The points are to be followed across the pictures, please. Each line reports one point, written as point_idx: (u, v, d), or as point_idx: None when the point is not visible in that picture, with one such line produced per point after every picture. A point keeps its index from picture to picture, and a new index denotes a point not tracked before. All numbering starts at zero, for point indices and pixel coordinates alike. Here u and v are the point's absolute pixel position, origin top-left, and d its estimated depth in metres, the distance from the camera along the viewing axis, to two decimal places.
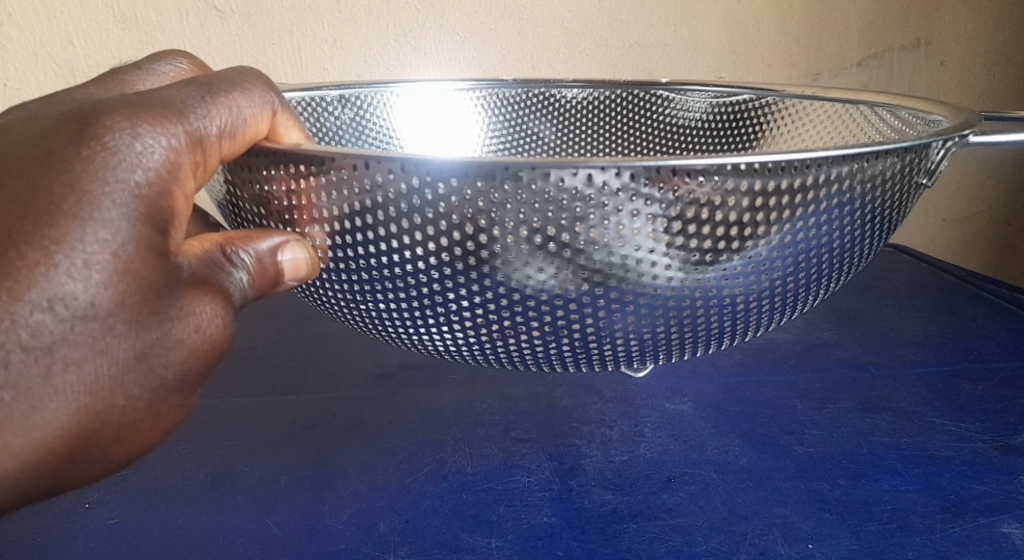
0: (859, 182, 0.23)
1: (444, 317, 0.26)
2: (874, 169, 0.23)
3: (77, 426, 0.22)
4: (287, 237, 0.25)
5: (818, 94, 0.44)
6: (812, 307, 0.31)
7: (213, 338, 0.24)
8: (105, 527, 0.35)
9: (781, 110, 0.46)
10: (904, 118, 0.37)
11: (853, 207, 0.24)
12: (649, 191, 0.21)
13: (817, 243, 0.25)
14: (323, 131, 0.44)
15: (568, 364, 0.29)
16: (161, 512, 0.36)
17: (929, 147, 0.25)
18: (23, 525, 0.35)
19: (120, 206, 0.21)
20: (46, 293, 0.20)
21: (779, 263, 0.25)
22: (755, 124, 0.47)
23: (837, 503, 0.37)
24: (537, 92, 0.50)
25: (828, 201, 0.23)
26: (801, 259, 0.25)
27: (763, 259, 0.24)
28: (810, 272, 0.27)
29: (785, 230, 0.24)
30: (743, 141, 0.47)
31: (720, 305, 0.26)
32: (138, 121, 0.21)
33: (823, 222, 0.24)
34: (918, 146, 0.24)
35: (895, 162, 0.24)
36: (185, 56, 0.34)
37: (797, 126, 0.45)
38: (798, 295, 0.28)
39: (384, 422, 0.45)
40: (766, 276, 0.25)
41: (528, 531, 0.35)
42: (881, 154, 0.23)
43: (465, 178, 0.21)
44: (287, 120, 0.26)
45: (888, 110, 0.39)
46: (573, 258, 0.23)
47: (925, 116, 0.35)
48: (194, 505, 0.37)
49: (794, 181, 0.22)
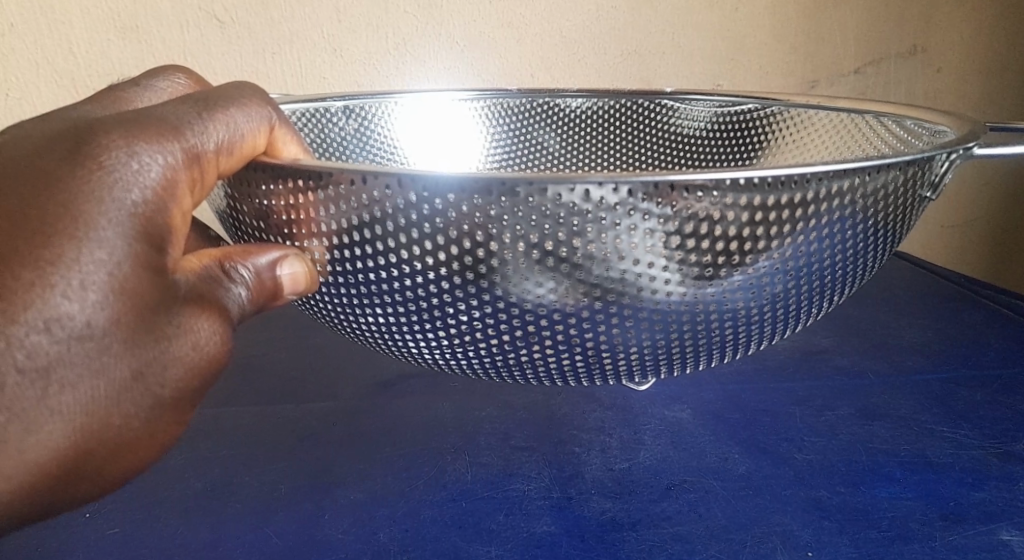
0: (861, 195, 0.23)
1: (444, 330, 0.26)
2: (876, 182, 0.23)
3: (73, 446, 0.22)
4: (286, 251, 0.25)
5: (824, 104, 0.44)
6: (815, 319, 0.31)
7: (211, 355, 0.24)
8: (106, 539, 0.35)
9: (785, 121, 0.46)
10: (910, 127, 0.37)
11: (855, 220, 0.24)
12: (647, 205, 0.21)
13: (818, 257, 0.25)
14: (325, 144, 0.44)
15: (569, 377, 0.28)
16: (162, 523, 0.36)
17: (934, 160, 0.25)
18: (24, 537, 0.35)
19: (117, 226, 0.21)
20: (41, 315, 0.20)
21: (779, 276, 0.25)
22: (760, 133, 0.47)
23: (835, 510, 0.37)
24: (541, 102, 0.50)
25: (830, 215, 0.23)
26: (803, 272, 0.25)
27: (764, 273, 0.24)
28: (811, 285, 0.26)
29: (786, 244, 0.24)
30: (748, 151, 0.47)
31: (722, 318, 0.26)
32: (134, 139, 0.21)
33: (824, 236, 0.24)
34: (920, 159, 0.24)
35: (897, 175, 0.24)
36: (183, 70, 0.34)
37: (803, 137, 0.45)
38: (801, 308, 0.28)
39: (384, 431, 0.45)
40: (767, 289, 0.25)
41: (528, 540, 0.35)
42: (883, 168, 0.23)
43: (463, 193, 0.21)
44: (286, 133, 0.26)
45: (895, 119, 0.39)
46: (571, 273, 0.23)
47: (931, 126, 0.35)
48: (194, 516, 0.37)
49: (794, 195, 0.22)
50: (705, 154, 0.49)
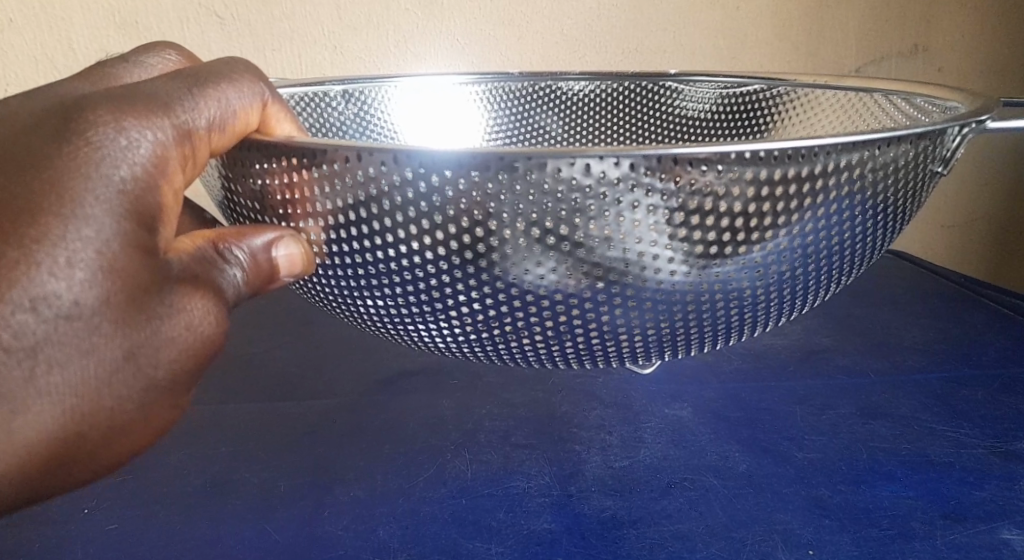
0: (870, 170, 0.23)
1: (443, 313, 0.26)
2: (886, 156, 0.23)
3: (64, 430, 0.22)
4: (281, 232, 0.24)
5: (830, 82, 0.44)
6: (823, 301, 0.30)
7: (205, 336, 0.23)
8: (104, 534, 0.35)
9: (793, 100, 0.45)
10: (920, 105, 0.37)
11: (864, 196, 0.24)
12: (650, 181, 0.21)
13: (825, 236, 0.25)
14: (323, 127, 0.44)
15: (571, 361, 0.28)
16: (159, 519, 0.36)
17: (945, 133, 0.25)
18: (21, 532, 0.35)
19: (104, 203, 0.20)
20: (27, 294, 0.20)
21: (786, 256, 0.25)
22: (765, 113, 0.47)
23: (836, 509, 0.37)
24: (543, 85, 0.50)
25: (838, 191, 0.23)
26: (810, 251, 0.25)
27: (770, 253, 0.24)
28: (819, 265, 0.26)
29: (793, 221, 0.23)
30: (753, 130, 0.47)
31: (727, 300, 0.25)
32: (122, 116, 0.21)
33: (832, 213, 0.24)
34: (931, 132, 0.23)
35: (907, 149, 0.24)
36: (174, 49, 0.33)
37: (808, 116, 0.44)
38: (809, 288, 0.27)
39: (383, 427, 0.44)
40: (773, 270, 0.25)
41: (527, 537, 0.35)
42: (893, 141, 0.22)
43: (461, 169, 0.21)
44: (279, 111, 0.26)
45: (904, 97, 0.38)
46: (572, 252, 0.22)
47: (942, 103, 0.34)
48: (192, 512, 0.36)
49: (802, 169, 0.21)
50: (709, 135, 0.48)
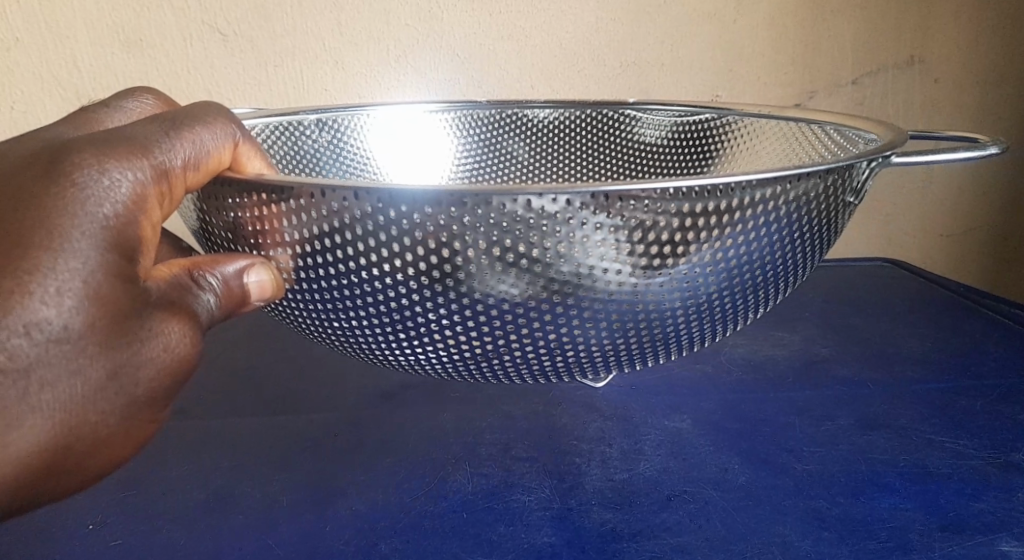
0: (784, 202, 0.24)
1: (399, 333, 0.27)
2: (798, 190, 0.24)
3: (53, 441, 0.23)
4: (252, 260, 0.26)
5: (773, 113, 0.45)
6: (755, 318, 0.32)
7: (183, 357, 0.25)
8: (109, 549, 0.36)
9: (740, 130, 0.47)
10: (848, 137, 0.38)
11: (781, 225, 0.25)
12: (587, 214, 0.22)
13: (749, 260, 0.26)
14: (295, 157, 0.46)
15: (523, 376, 0.29)
16: (164, 535, 0.37)
17: (854, 168, 0.26)
18: (32, 548, 0.36)
19: (89, 238, 0.22)
20: (22, 320, 0.21)
21: (712, 277, 0.26)
22: (715, 142, 0.48)
23: (833, 521, 0.37)
24: (510, 113, 0.51)
25: (755, 221, 0.24)
26: (735, 274, 0.26)
27: (698, 274, 0.25)
28: (745, 286, 0.27)
29: (716, 247, 0.25)
30: (704, 159, 0.48)
31: (661, 318, 0.27)
32: (105, 158, 0.23)
33: (754, 240, 0.25)
34: (840, 167, 0.25)
35: (818, 182, 0.25)
36: (150, 92, 0.35)
37: (755, 144, 0.45)
38: (738, 307, 0.29)
39: (381, 443, 0.45)
40: (702, 290, 0.26)
41: (528, 551, 0.36)
42: (803, 176, 0.24)
43: (414, 204, 0.22)
44: (250, 150, 0.27)
45: (836, 128, 0.39)
46: (518, 276, 0.24)
47: (866, 135, 0.35)
48: (197, 526, 0.38)
49: (719, 203, 0.23)
50: (664, 162, 0.50)
